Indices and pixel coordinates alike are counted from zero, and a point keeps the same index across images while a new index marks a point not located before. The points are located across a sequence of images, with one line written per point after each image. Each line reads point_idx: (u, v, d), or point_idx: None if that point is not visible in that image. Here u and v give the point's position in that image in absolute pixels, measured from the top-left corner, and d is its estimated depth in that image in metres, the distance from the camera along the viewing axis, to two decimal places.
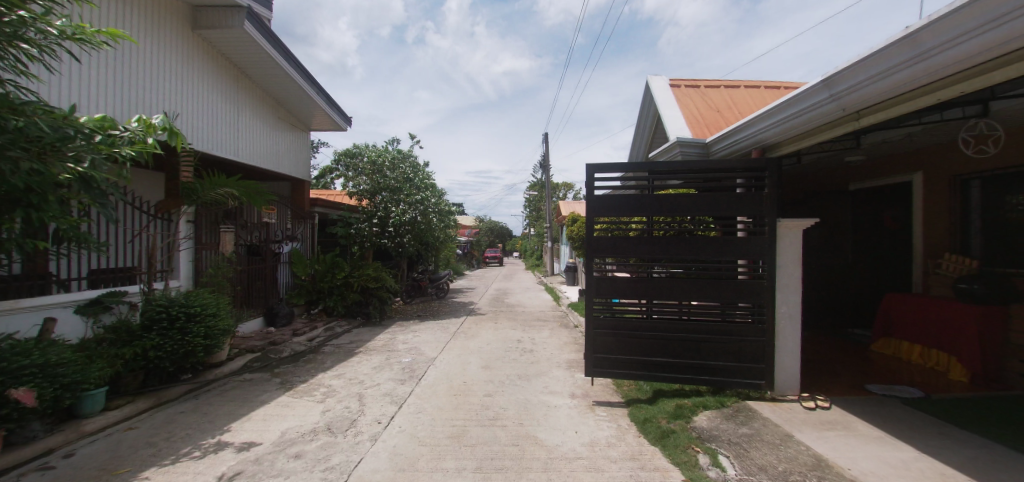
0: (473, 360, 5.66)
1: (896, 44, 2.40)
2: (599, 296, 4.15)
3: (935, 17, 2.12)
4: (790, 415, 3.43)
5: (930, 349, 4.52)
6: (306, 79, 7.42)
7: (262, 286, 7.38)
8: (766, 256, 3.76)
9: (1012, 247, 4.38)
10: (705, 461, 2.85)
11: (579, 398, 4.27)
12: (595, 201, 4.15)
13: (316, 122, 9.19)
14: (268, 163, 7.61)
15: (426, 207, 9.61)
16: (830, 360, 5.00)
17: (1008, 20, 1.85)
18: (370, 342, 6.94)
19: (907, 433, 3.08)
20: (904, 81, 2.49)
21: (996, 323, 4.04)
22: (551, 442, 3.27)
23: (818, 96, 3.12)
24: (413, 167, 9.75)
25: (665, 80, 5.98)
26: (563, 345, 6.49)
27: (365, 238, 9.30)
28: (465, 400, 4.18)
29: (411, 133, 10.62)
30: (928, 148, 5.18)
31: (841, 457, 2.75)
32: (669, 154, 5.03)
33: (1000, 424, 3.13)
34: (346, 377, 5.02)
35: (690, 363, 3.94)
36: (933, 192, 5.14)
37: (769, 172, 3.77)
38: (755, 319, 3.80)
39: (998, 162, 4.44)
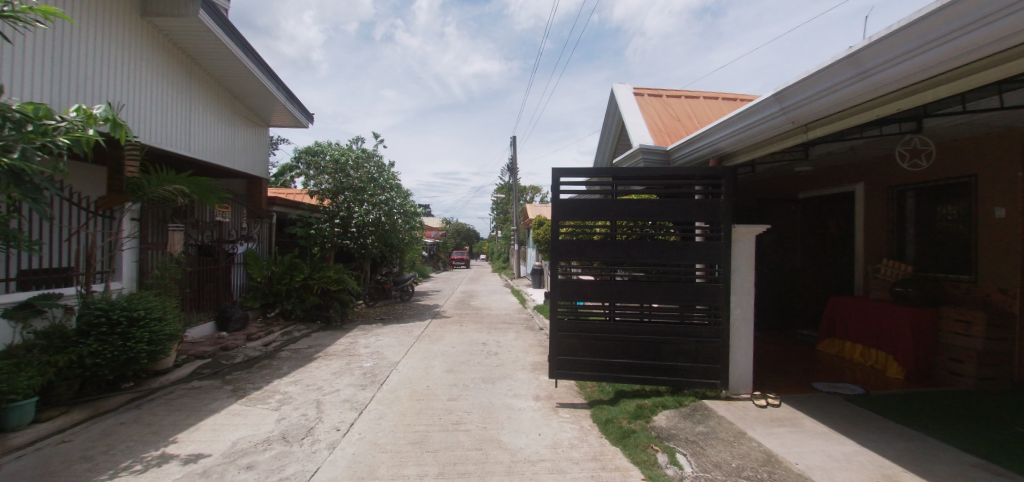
0: (436, 364, 5.59)
1: (840, 63, 2.57)
2: (563, 299, 4.19)
3: (875, 38, 2.29)
4: (744, 412, 3.58)
5: (870, 349, 4.84)
6: (264, 72, 7.11)
7: (214, 289, 7.01)
8: (722, 260, 3.92)
9: (942, 254, 4.75)
10: (664, 460, 2.93)
11: (543, 400, 4.29)
12: (560, 204, 4.18)
13: (274, 118, 8.81)
14: (223, 160, 7.26)
15: (391, 207, 9.46)
16: (780, 360, 5.25)
17: (942, 43, 2.01)
18: (330, 346, 6.71)
19: (849, 428, 3.28)
20: (847, 97, 2.67)
21: (926, 323, 4.37)
22: (514, 445, 3.27)
23: (769, 109, 3.30)
24: (378, 167, 9.52)
25: (628, 88, 6.13)
26: (528, 347, 6.52)
27: (326, 239, 9.02)
28: (428, 405, 4.10)
29: (376, 133, 10.34)
30: (869, 161, 5.55)
31: (789, 452, 2.89)
32: (632, 160, 5.16)
33: (930, 419, 3.38)
34: (303, 384, 4.84)
35: (650, 364, 4.04)
36: (873, 202, 5.51)
37: (725, 179, 3.93)
38: (711, 320, 3.96)
39: (929, 175, 4.83)
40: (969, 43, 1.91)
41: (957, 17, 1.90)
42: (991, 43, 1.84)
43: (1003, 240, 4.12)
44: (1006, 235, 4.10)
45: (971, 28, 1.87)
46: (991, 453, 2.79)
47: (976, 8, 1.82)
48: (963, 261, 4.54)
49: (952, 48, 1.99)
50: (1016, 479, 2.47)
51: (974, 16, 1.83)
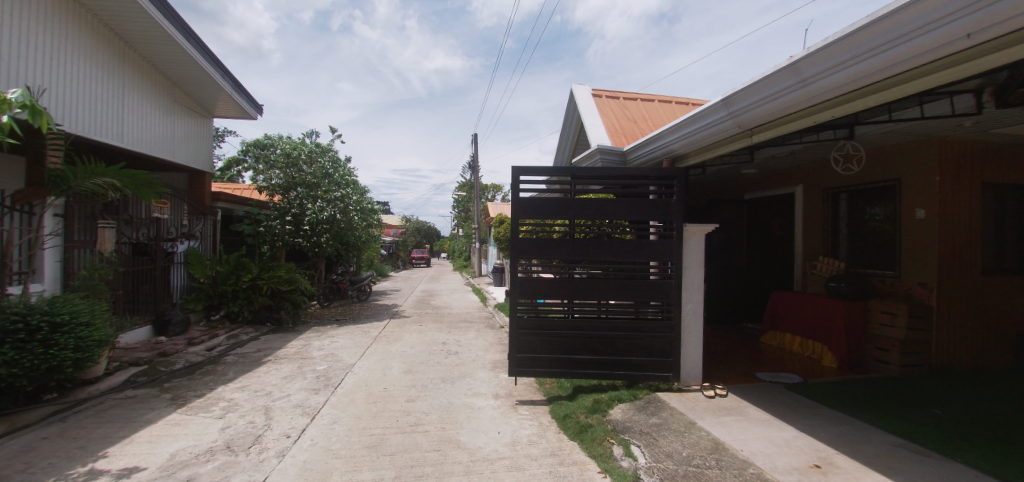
0: (394, 365, 5.47)
1: (782, 72, 2.73)
2: (523, 297, 4.20)
3: (815, 48, 2.44)
4: (694, 403, 3.75)
5: (808, 340, 5.19)
6: (208, 60, 6.68)
7: (151, 290, 6.53)
8: (674, 258, 4.07)
9: (870, 251, 5.17)
10: (619, 452, 3.00)
11: (503, 398, 4.30)
12: (520, 203, 4.19)
13: (219, 108, 8.30)
14: (161, 151, 6.76)
15: (347, 204, 9.14)
16: (727, 352, 5.53)
17: (875, 54, 2.18)
18: (281, 349, 6.41)
19: (788, 414, 3.51)
20: (788, 104, 2.83)
21: (857, 315, 4.73)
22: (473, 444, 3.25)
23: (718, 113, 3.46)
24: (333, 162, 9.16)
25: (587, 89, 6.24)
26: (488, 346, 6.50)
27: (277, 238, 8.67)
28: (384, 408, 4.01)
29: (332, 127, 9.92)
30: (807, 165, 5.96)
31: (735, 439, 3.06)
32: (591, 160, 5.27)
33: (860, 404, 3.67)
34: (251, 390, 4.59)
35: (607, 359, 4.14)
36: (810, 203, 5.90)
37: (677, 180, 4.10)
38: (664, 316, 4.11)
39: (859, 179, 5.23)
40: (896, 55, 2.09)
41: (890, 30, 2.06)
42: (918, 55, 2.00)
43: (922, 239, 4.54)
44: (924, 233, 4.52)
45: (902, 41, 2.03)
46: (911, 433, 3.07)
47: (907, 21, 1.97)
48: (888, 258, 4.95)
49: (884, 59, 2.15)
50: (931, 456, 2.74)
51: (905, 28, 1.98)
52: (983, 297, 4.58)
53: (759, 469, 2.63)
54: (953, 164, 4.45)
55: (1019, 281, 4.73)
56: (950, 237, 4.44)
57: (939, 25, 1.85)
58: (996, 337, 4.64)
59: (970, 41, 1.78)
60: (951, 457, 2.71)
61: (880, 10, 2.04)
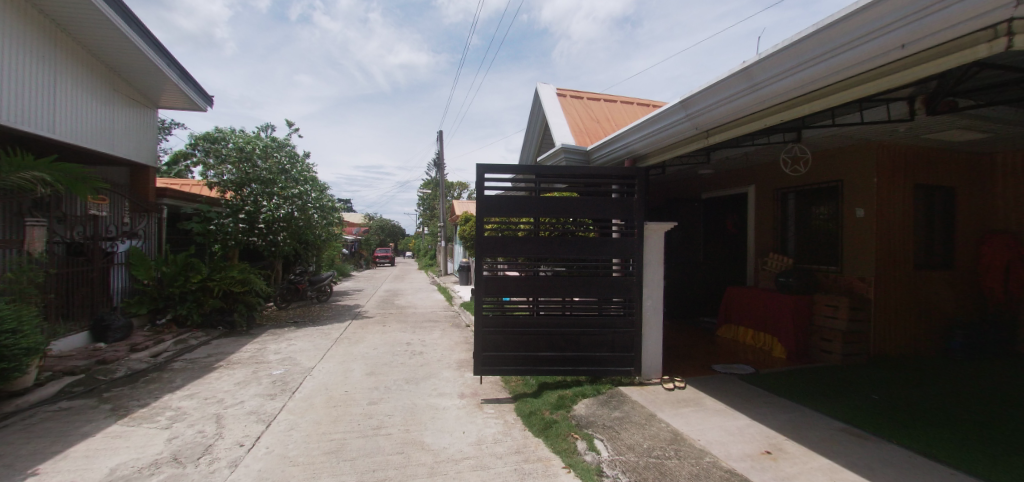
0: (356, 367, 5.33)
1: (735, 76, 2.85)
2: (488, 295, 4.18)
3: (766, 54, 2.55)
4: (654, 396, 3.87)
5: (759, 332, 5.46)
6: (153, 48, 6.26)
7: (88, 294, 6.05)
8: (635, 256, 4.18)
9: (815, 248, 5.50)
10: (583, 447, 3.04)
11: (468, 397, 4.28)
12: (485, 201, 4.17)
13: (164, 99, 7.77)
14: (100, 144, 6.28)
15: (305, 201, 8.81)
16: (686, 345, 5.74)
17: (819, 62, 2.32)
18: (234, 354, 6.10)
19: (741, 403, 3.68)
20: (741, 107, 2.96)
21: (804, 308, 5.01)
22: (437, 445, 3.21)
23: (676, 115, 3.56)
24: (290, 157, 8.78)
25: (551, 88, 6.29)
26: (453, 345, 6.44)
27: (230, 236, 8.25)
28: (345, 412, 3.89)
29: (289, 121, 9.49)
30: (758, 166, 6.26)
31: (693, 429, 3.17)
32: (556, 159, 5.34)
33: (807, 392, 3.90)
34: (200, 397, 4.34)
35: (571, 356, 4.19)
36: (762, 202, 6.20)
37: (638, 180, 4.20)
38: (626, 312, 4.21)
39: (806, 180, 5.54)
40: (838, 64, 2.23)
41: (834, 39, 2.19)
42: (858, 63, 2.15)
43: (861, 236, 4.86)
44: (863, 231, 4.85)
45: (844, 49, 2.17)
46: (853, 418, 3.29)
47: (849, 30, 2.10)
48: (831, 254, 5.28)
49: (828, 66, 2.28)
50: (870, 439, 2.95)
51: (848, 38, 2.12)
52: (915, 290, 4.96)
53: (715, 457, 2.75)
54: (888, 167, 4.80)
55: (946, 275, 5.15)
56: (885, 235, 4.78)
57: (878, 35, 1.98)
58: (926, 326, 5.04)
59: (905, 51, 1.92)
60: (888, 439, 2.93)
61: (825, 19, 2.17)
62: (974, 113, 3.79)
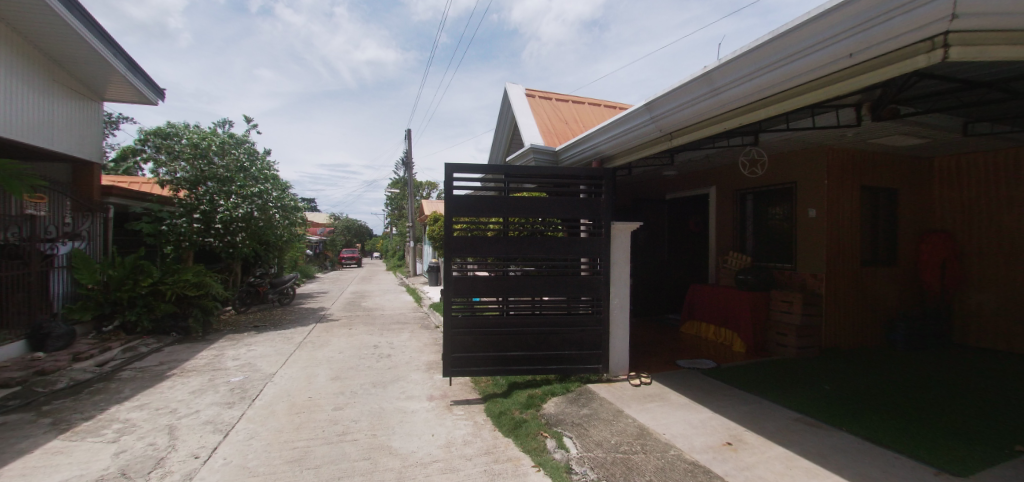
0: (321, 372, 5.17)
1: (697, 80, 2.95)
2: (457, 296, 4.14)
3: (726, 60, 2.66)
4: (621, 392, 3.95)
5: (720, 328, 5.67)
6: (98, 37, 5.86)
7: (24, 300, 5.60)
8: (603, 255, 4.25)
9: (772, 246, 5.77)
10: (552, 445, 3.07)
11: (438, 399, 4.23)
12: (454, 200, 4.13)
13: (111, 91, 7.28)
14: (35, 137, 5.78)
15: (266, 201, 8.47)
16: (652, 342, 5.88)
17: (774, 69, 2.44)
18: (189, 361, 5.80)
19: (704, 397, 3.81)
20: (702, 111, 3.06)
21: (761, 304, 5.25)
22: (405, 449, 3.16)
23: (641, 117, 3.65)
24: (249, 155, 8.42)
25: (521, 89, 6.30)
26: (422, 347, 6.35)
27: (184, 237, 7.84)
28: (309, 418, 3.77)
29: (247, 117, 9.11)
30: (719, 168, 6.50)
31: (659, 424, 3.26)
32: (525, 159, 5.36)
33: (765, 384, 4.08)
34: (151, 408, 4.10)
35: (541, 355, 4.22)
36: (723, 203, 6.43)
37: (606, 180, 4.28)
38: (594, 310, 4.28)
39: (763, 181, 5.80)
40: (792, 70, 2.35)
41: (788, 47, 2.31)
42: (810, 71, 2.27)
43: (814, 235, 5.13)
44: (815, 230, 5.12)
45: (797, 57, 2.29)
46: (807, 408, 3.47)
47: (802, 39, 2.23)
48: (787, 252, 5.55)
49: (782, 73, 2.41)
50: (822, 428, 3.12)
51: (801, 46, 2.25)
52: (862, 285, 5.29)
53: (680, 450, 2.83)
54: (838, 169, 5.09)
55: (890, 271, 5.51)
56: (835, 234, 5.07)
57: (829, 44, 2.12)
58: (872, 319, 5.38)
59: (852, 60, 2.06)
60: (839, 427, 3.10)
61: (780, 27, 2.28)
62: (913, 120, 4.06)
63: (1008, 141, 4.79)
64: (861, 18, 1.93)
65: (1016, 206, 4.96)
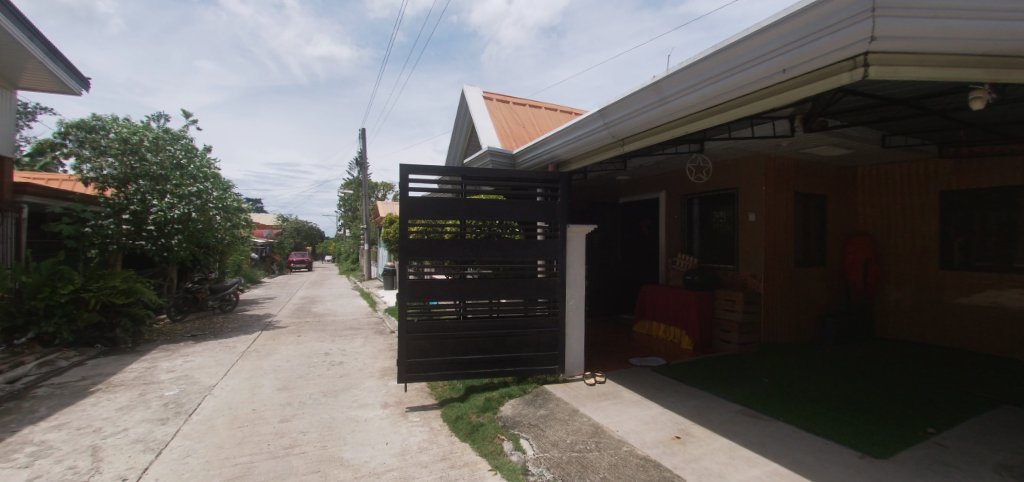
0: (266, 383, 4.90)
1: (646, 89, 3.07)
2: (413, 300, 4.06)
3: (673, 70, 2.78)
4: (576, 392, 4.02)
5: (670, 327, 5.90)
6: (10, 18, 5.25)
7: None
8: (558, 257, 4.32)
9: (717, 248, 6.08)
10: (509, 447, 3.07)
11: (392, 407, 4.12)
12: (410, 202, 4.04)
13: (26, 79, 6.56)
14: None
15: (205, 201, 7.94)
16: (606, 341, 6.03)
17: (716, 81, 2.57)
18: (116, 375, 5.31)
19: (654, 393, 3.95)
20: (652, 119, 3.17)
21: (707, 303, 5.52)
22: (357, 460, 3.06)
23: (595, 122, 3.75)
24: (187, 152, 7.87)
25: (478, 92, 6.30)
26: (377, 353, 6.18)
27: (110, 240, 7.19)
28: (252, 432, 3.56)
29: (186, 111, 8.53)
30: (668, 174, 6.79)
31: (612, 421, 3.35)
32: (482, 161, 5.35)
33: (711, 379, 4.29)
34: (71, 428, 3.71)
35: (498, 358, 4.22)
36: (671, 207, 6.71)
37: (561, 183, 4.35)
38: (550, 311, 4.34)
39: (708, 187, 6.11)
40: (733, 83, 2.48)
41: (729, 60, 2.45)
42: (747, 85, 2.42)
43: (754, 237, 5.47)
44: (755, 233, 5.46)
45: (736, 71, 2.44)
46: (748, 400, 3.68)
47: (741, 53, 2.37)
48: (730, 253, 5.87)
49: (723, 85, 2.55)
50: (762, 418, 3.32)
51: (740, 60, 2.39)
52: (796, 284, 5.69)
53: (632, 446, 2.92)
54: (775, 176, 5.46)
55: (821, 271, 5.97)
56: (773, 236, 5.44)
57: (764, 60, 2.27)
58: (805, 315, 5.80)
59: (785, 75, 2.21)
60: (776, 417, 3.31)
61: (722, 41, 2.41)
62: (839, 132, 4.43)
63: (919, 153, 5.34)
64: (794, 36, 2.08)
65: (926, 212, 5.53)
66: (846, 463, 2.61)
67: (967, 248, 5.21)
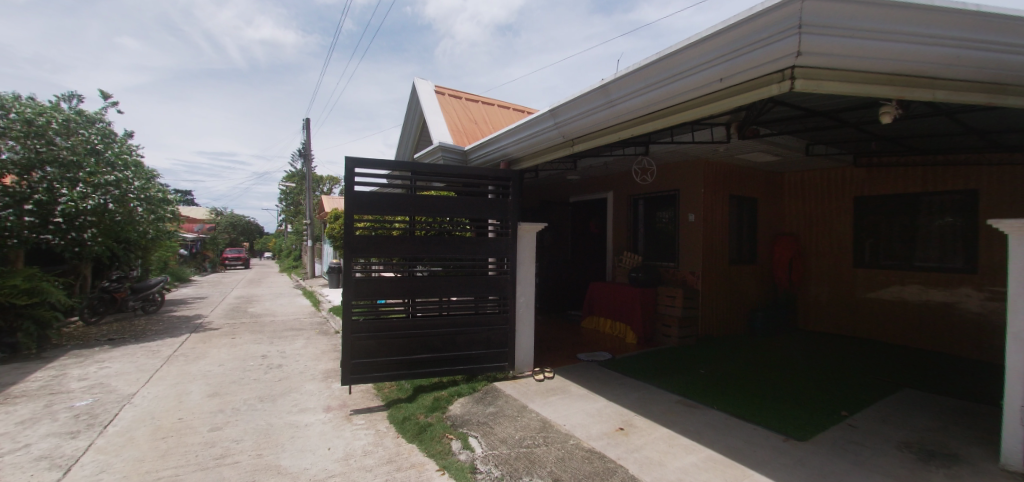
0: (195, 389, 4.55)
1: (595, 92, 3.13)
2: (359, 298, 3.90)
3: (620, 75, 2.85)
4: (525, 388, 4.07)
5: (616, 322, 6.10)
6: None
7: None
8: (509, 255, 4.34)
9: (660, 246, 6.36)
10: (457, 447, 3.04)
11: (335, 410, 3.96)
12: (356, 197, 3.88)
13: None
14: None
15: (125, 191, 7.20)
16: (555, 338, 6.14)
17: (660, 86, 2.67)
18: (16, 385, 4.72)
19: (600, 386, 4.07)
20: (601, 120, 3.25)
21: (650, 298, 5.76)
22: (297, 467, 2.91)
23: (546, 122, 3.79)
24: (103, 136, 7.11)
25: (429, 85, 6.18)
26: (319, 355, 5.91)
27: (8, 233, 6.32)
28: (178, 443, 3.29)
29: (104, 92, 7.71)
30: (616, 175, 7.00)
31: (560, 416, 3.41)
32: (433, 156, 5.25)
33: (654, 371, 4.48)
34: None
35: (447, 356, 4.17)
36: (619, 207, 6.92)
37: (512, 182, 4.36)
38: (501, 309, 4.35)
39: (653, 188, 6.36)
40: (676, 88, 2.58)
41: (671, 67, 2.54)
42: (688, 91, 2.53)
43: (694, 236, 5.77)
44: (695, 232, 5.76)
45: (678, 78, 2.54)
46: (686, 391, 3.87)
47: (683, 61, 2.47)
48: (672, 251, 6.16)
49: (666, 91, 2.65)
50: (698, 407, 3.51)
51: (682, 67, 2.48)
52: (730, 280, 6.08)
53: (578, 439, 2.99)
54: (713, 179, 5.80)
55: (752, 269, 6.41)
56: (710, 235, 5.77)
57: (703, 69, 2.39)
58: (738, 310, 6.21)
59: (722, 84, 2.34)
60: (711, 406, 3.51)
61: (667, 49, 2.50)
62: (769, 140, 4.77)
63: (837, 162, 5.86)
64: (730, 48, 2.20)
65: (843, 215, 6.09)
66: (772, 446, 2.82)
67: (876, 248, 5.79)
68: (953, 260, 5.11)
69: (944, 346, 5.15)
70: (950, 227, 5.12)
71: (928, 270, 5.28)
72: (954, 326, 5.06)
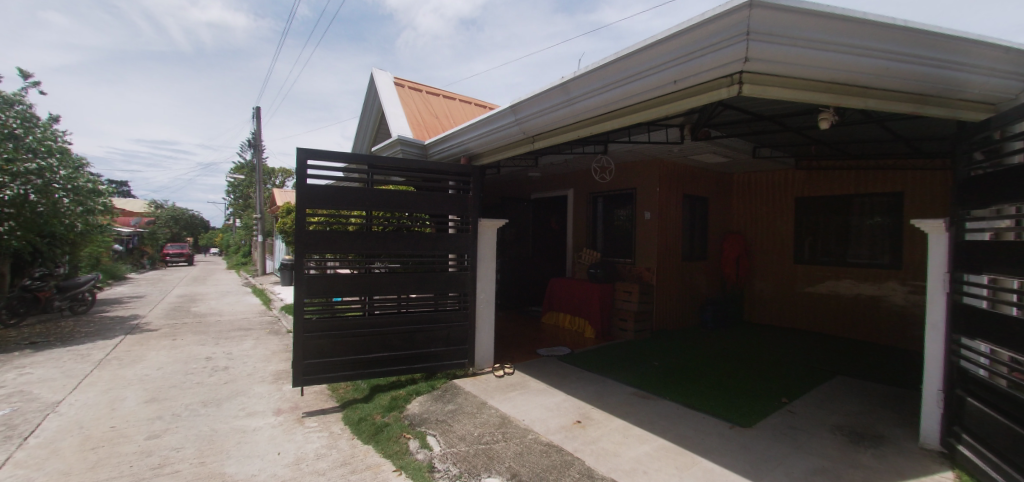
0: (130, 395, 4.24)
1: (555, 89, 3.14)
2: (312, 296, 3.76)
3: (579, 73, 2.88)
4: (485, 385, 4.07)
5: (575, 318, 6.20)
6: None
7: None
8: (469, 251, 4.31)
9: (618, 243, 6.52)
10: (415, 446, 3.00)
11: (286, 413, 3.80)
12: (309, 191, 3.72)
13: None
14: None
15: (49, 181, 6.60)
16: (515, 334, 6.17)
17: (618, 86, 2.71)
18: None
19: (558, 381, 4.14)
20: (561, 117, 3.26)
21: (608, 294, 5.89)
22: (243, 474, 2.78)
23: (507, 118, 3.77)
24: (24, 120, 6.49)
25: (388, 77, 6.02)
26: (269, 356, 5.65)
27: None
28: (110, 453, 3.06)
29: (24, 71, 7.02)
30: (576, 172, 7.10)
31: (518, 411, 3.44)
32: (391, 150, 5.12)
33: (610, 365, 4.59)
34: None
35: (405, 355, 4.10)
36: (579, 204, 7.02)
37: (473, 178, 4.32)
38: (461, 306, 4.32)
39: (612, 186, 6.50)
40: (633, 88, 2.63)
41: (629, 68, 2.59)
42: (645, 91, 2.59)
43: (650, 233, 5.95)
44: (651, 230, 5.94)
45: (635, 79, 2.59)
46: (641, 383, 4.00)
47: (639, 63, 2.52)
48: (629, 248, 6.32)
49: (623, 91, 2.69)
50: (651, 398, 3.63)
51: (638, 68, 2.53)
52: (683, 276, 6.32)
53: (536, 434, 3.02)
54: (668, 178, 6.00)
55: (703, 264, 6.70)
56: (665, 232, 5.97)
57: (658, 71, 2.45)
58: (690, 304, 6.47)
59: (675, 86, 2.40)
60: (664, 397, 3.65)
61: (624, 49, 2.55)
62: (720, 142, 4.98)
63: (781, 164, 6.21)
64: (683, 51, 2.27)
65: (786, 214, 6.46)
66: (718, 433, 2.96)
67: (815, 245, 6.19)
68: (881, 257, 5.55)
69: (872, 336, 5.59)
70: (879, 226, 5.55)
71: (859, 265, 5.71)
72: (880, 318, 5.50)
